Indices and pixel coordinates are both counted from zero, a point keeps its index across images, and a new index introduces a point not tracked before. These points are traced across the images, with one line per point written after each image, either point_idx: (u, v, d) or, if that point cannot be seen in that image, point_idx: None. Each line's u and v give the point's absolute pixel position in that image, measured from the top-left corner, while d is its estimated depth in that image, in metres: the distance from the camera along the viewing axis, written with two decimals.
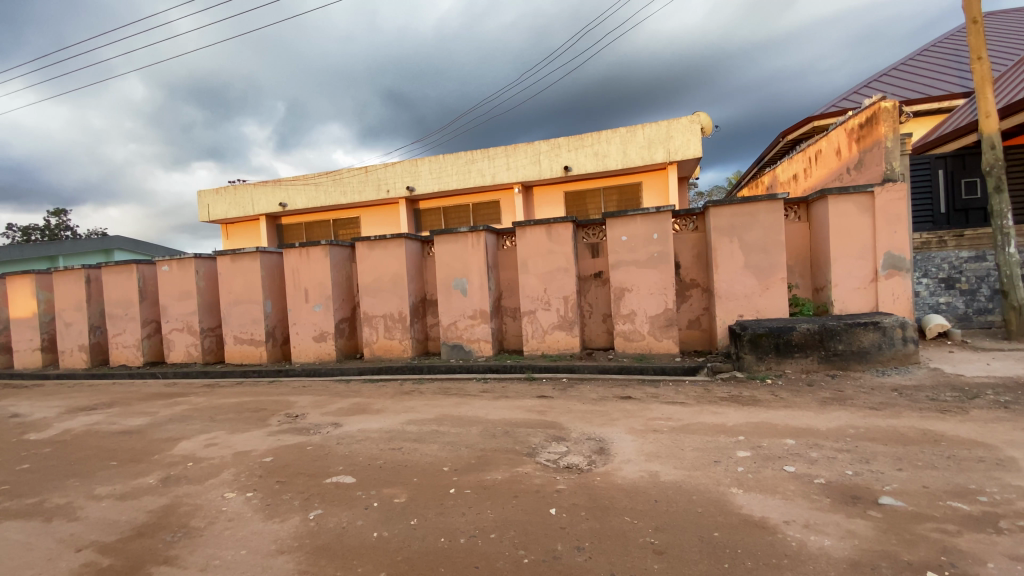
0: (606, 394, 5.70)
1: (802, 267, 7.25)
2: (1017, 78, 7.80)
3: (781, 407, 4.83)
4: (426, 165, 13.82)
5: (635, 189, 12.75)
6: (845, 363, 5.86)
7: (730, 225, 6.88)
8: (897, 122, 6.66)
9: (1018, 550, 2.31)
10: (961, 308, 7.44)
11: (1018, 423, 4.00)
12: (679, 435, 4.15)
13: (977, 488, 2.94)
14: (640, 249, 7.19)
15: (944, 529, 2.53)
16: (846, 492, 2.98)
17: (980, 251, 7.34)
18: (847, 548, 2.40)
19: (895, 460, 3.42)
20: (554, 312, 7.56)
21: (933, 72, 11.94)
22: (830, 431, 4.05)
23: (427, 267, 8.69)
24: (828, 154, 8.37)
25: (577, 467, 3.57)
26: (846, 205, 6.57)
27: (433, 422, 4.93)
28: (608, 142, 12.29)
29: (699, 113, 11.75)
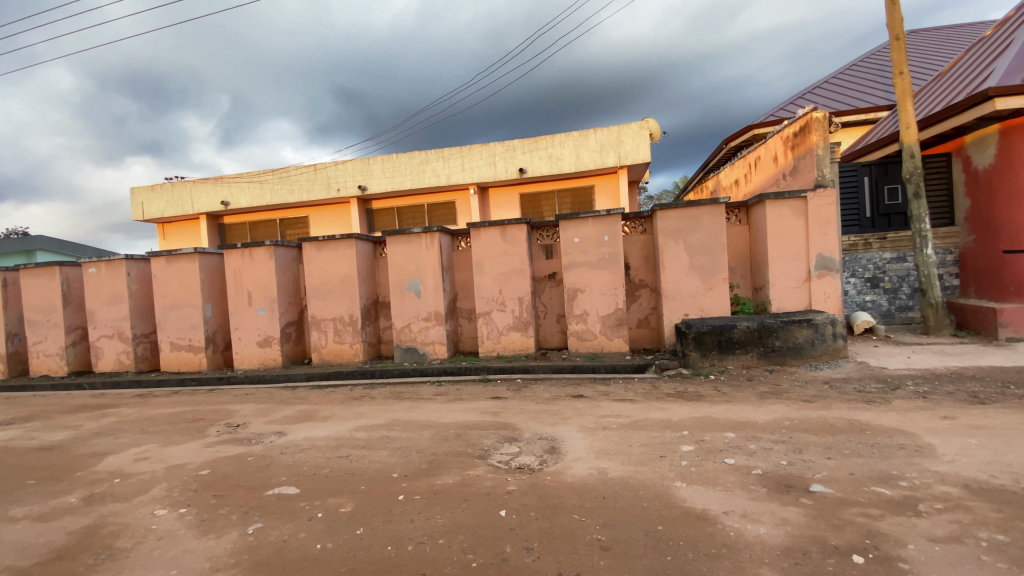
0: (559, 394, 5.75)
1: (743, 268, 7.60)
2: (934, 93, 8.47)
3: (723, 401, 5.04)
4: (378, 164, 13.50)
5: (588, 192, 12.99)
6: (782, 359, 6.19)
7: (676, 227, 7.12)
8: (828, 132, 7.08)
9: (935, 531, 2.50)
10: (885, 305, 8.01)
11: (933, 411, 4.35)
12: (627, 431, 4.24)
13: (898, 474, 3.16)
14: (592, 251, 7.31)
15: (868, 513, 2.70)
16: (781, 481, 3.13)
17: (901, 252, 7.93)
18: (781, 535, 2.52)
19: (825, 449, 3.62)
20: (508, 314, 7.56)
21: (860, 85, 12.81)
22: (767, 424, 4.26)
23: (379, 268, 8.49)
24: (767, 160, 8.81)
25: (528, 468, 3.57)
26: (782, 209, 6.94)
27: (383, 428, 4.82)
28: (562, 145, 12.45)
29: (648, 119, 12.10)
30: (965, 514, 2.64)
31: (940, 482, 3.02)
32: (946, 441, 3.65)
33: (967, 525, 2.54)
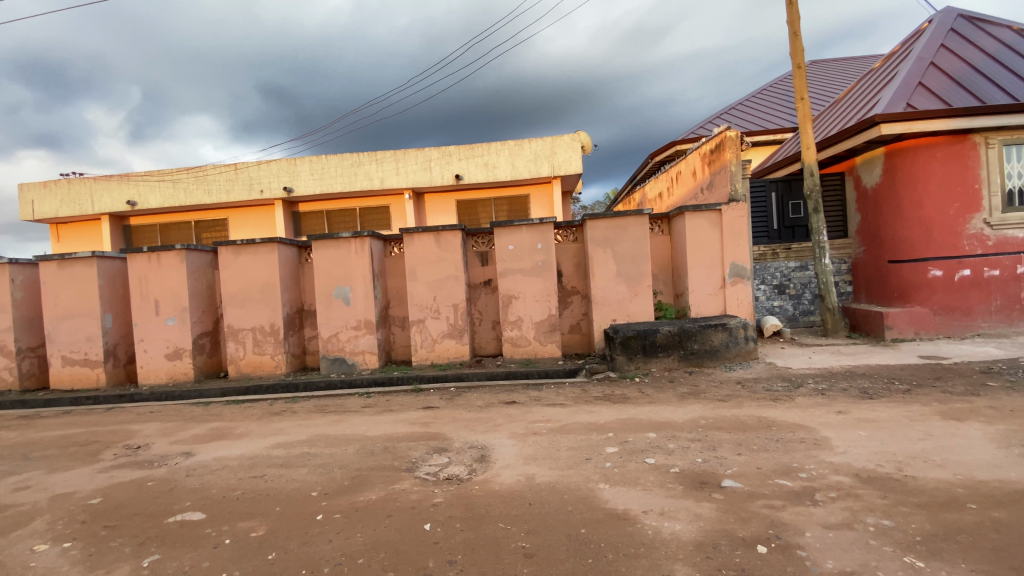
0: (491, 401, 5.73)
1: (666, 276, 8.00)
2: (832, 117, 9.38)
3: (647, 403, 5.25)
4: (306, 165, 12.90)
5: (523, 200, 13.16)
6: (700, 361, 6.55)
7: (605, 236, 7.37)
8: (740, 150, 7.65)
9: (828, 519, 2.72)
10: (790, 310, 8.73)
11: (829, 406, 4.78)
12: (556, 436, 4.30)
13: (798, 466, 3.43)
14: (525, 258, 7.39)
15: (772, 505, 2.89)
16: (696, 478, 3.30)
17: (804, 262, 8.68)
18: (695, 531, 2.64)
19: (736, 445, 3.86)
20: (442, 321, 7.46)
21: (769, 108, 13.97)
22: (686, 423, 4.48)
23: (305, 275, 8.10)
24: (687, 175, 9.36)
25: (457, 478, 3.51)
26: (700, 220, 7.39)
27: (304, 444, 4.57)
28: (497, 153, 12.54)
29: (580, 132, 12.48)
30: (855, 502, 2.90)
31: (834, 472, 3.31)
32: (839, 433, 4.02)
33: (856, 511, 2.79)
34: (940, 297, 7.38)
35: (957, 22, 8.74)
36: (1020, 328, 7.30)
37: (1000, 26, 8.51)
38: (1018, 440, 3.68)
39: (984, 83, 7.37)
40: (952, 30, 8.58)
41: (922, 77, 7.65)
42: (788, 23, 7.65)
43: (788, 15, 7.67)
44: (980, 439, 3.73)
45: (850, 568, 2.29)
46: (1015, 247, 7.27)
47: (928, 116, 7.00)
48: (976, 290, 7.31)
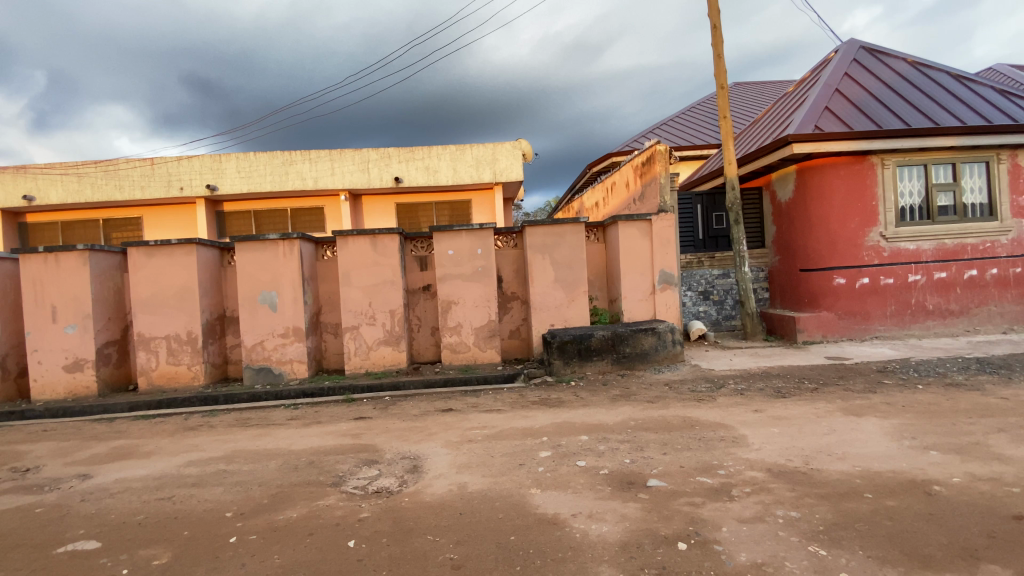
0: (427, 409, 5.61)
1: (601, 282, 8.24)
2: (753, 135, 10.06)
3: (581, 406, 5.35)
4: (233, 162, 12.16)
5: (465, 206, 13.09)
6: (631, 364, 6.78)
7: (543, 243, 7.48)
8: (669, 164, 8.04)
9: (742, 513, 2.88)
10: (714, 315, 9.25)
11: (747, 405, 5.09)
12: (491, 442, 4.28)
13: (718, 463, 3.61)
14: (465, 264, 7.34)
15: (693, 502, 3.03)
16: (624, 479, 3.39)
17: (726, 270, 9.24)
18: (620, 531, 2.71)
19: (662, 445, 4.01)
20: (378, 327, 7.25)
21: (697, 125, 14.79)
22: (617, 425, 4.61)
23: (228, 279, 7.60)
24: (621, 185, 9.71)
25: (386, 491, 3.40)
26: (632, 229, 7.69)
27: (220, 461, 4.25)
28: (439, 157, 12.41)
29: (521, 140, 12.61)
30: (767, 495, 3.09)
31: (749, 468, 3.51)
32: (755, 431, 4.28)
33: (768, 504, 2.97)
34: (843, 303, 8.09)
35: (859, 53, 9.66)
36: (910, 330, 8.13)
37: (894, 59, 9.49)
38: (906, 432, 4.08)
39: (880, 110, 8.19)
40: (854, 60, 9.47)
41: (829, 102, 8.38)
42: (712, 45, 8.14)
43: (713, 38, 8.17)
44: (876, 433, 4.10)
45: (761, 559, 2.43)
46: (906, 257, 8.10)
47: (832, 138, 7.68)
48: (874, 296, 8.08)
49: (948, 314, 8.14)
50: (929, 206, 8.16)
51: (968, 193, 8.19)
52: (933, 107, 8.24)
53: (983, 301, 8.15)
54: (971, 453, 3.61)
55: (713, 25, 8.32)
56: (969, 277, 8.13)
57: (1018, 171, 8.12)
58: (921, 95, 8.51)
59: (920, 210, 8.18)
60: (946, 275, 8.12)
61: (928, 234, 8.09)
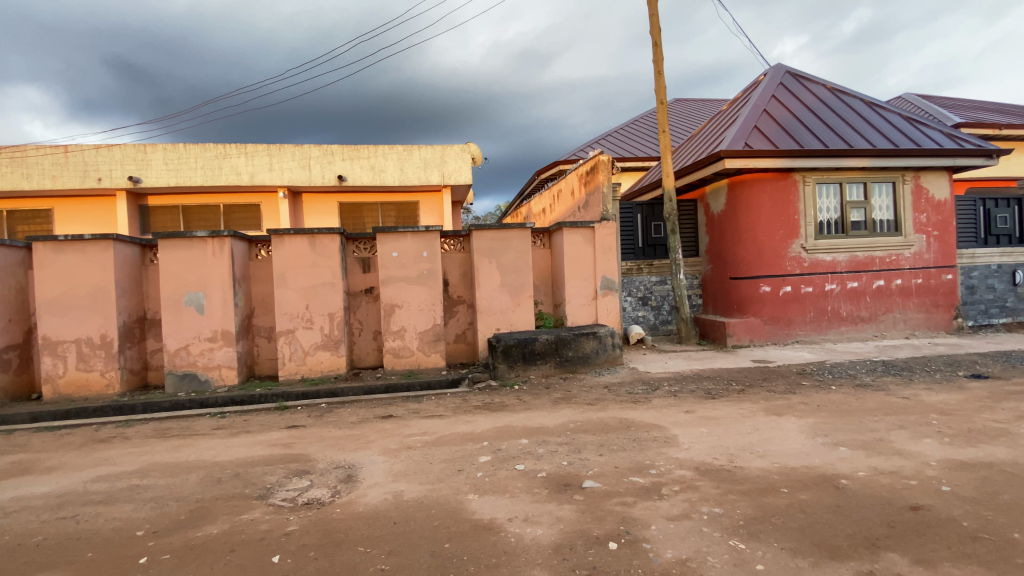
0: (366, 416, 5.45)
1: (546, 287, 8.35)
2: (691, 148, 10.57)
3: (523, 410, 5.38)
4: (159, 153, 11.35)
5: (412, 207, 12.88)
6: (573, 368, 6.92)
7: (490, 247, 7.50)
8: (611, 173, 8.33)
9: (670, 511, 3.00)
10: (652, 320, 9.63)
11: (679, 407, 5.32)
12: (430, 448, 4.22)
13: (650, 463, 3.74)
14: (409, 266, 7.22)
15: (625, 502, 3.12)
16: (560, 481, 3.45)
17: (663, 277, 9.64)
18: (554, 533, 2.75)
19: (598, 446, 4.12)
20: (316, 331, 6.98)
21: (640, 137, 15.37)
22: (557, 427, 4.68)
23: (150, 278, 7.07)
24: (566, 193, 9.93)
25: (317, 502, 3.26)
26: (576, 236, 7.87)
27: (135, 475, 3.94)
28: (385, 157, 12.16)
29: (470, 143, 12.58)
30: (693, 493, 3.23)
31: (679, 467, 3.66)
32: (685, 431, 4.47)
33: (694, 501, 3.11)
34: (768, 309, 8.64)
35: (784, 78, 10.38)
36: (827, 335, 8.79)
37: (816, 85, 10.28)
38: (820, 430, 4.41)
39: (802, 131, 8.84)
40: (780, 84, 10.18)
41: (758, 121, 8.96)
42: (653, 61, 8.50)
43: (653, 55, 8.54)
44: (793, 431, 4.41)
45: (685, 555, 2.54)
46: (823, 268, 8.77)
47: (759, 155, 8.21)
48: (795, 304, 8.69)
49: (859, 320, 8.87)
50: (843, 221, 8.87)
51: (877, 210, 8.97)
52: (848, 130, 8.99)
53: (888, 309, 8.95)
54: (875, 448, 3.95)
55: (654, 42, 8.69)
56: (877, 287, 8.91)
57: (919, 192, 8.99)
58: (838, 119, 9.26)
59: (835, 225, 8.88)
60: (857, 285, 8.86)
61: (843, 247, 8.80)
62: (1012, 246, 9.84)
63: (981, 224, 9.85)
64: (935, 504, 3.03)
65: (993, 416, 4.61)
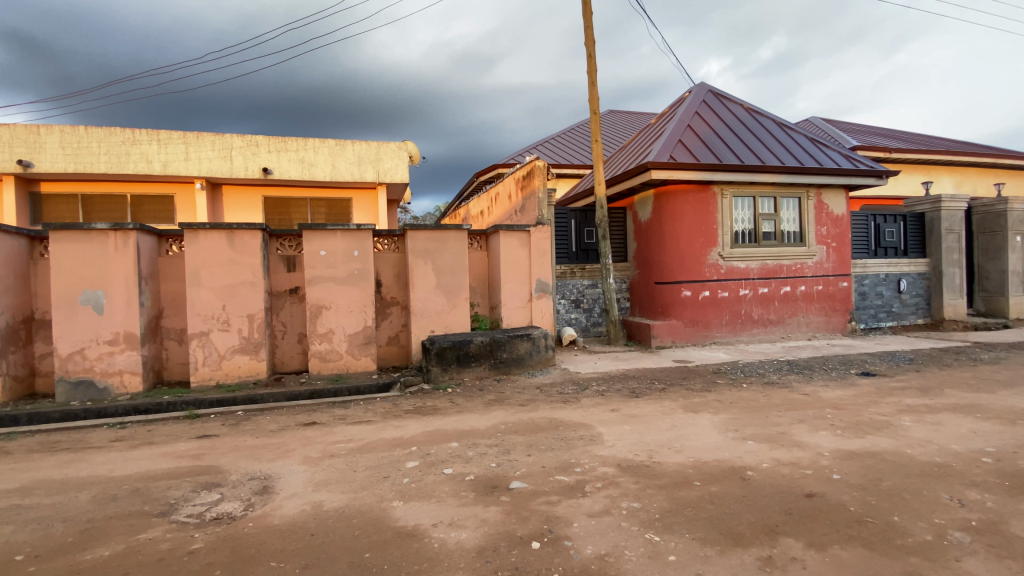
0: (287, 423, 5.18)
1: (482, 289, 8.35)
2: (622, 157, 11.00)
3: (455, 413, 5.34)
4: (55, 135, 10.22)
5: (344, 204, 12.43)
6: (507, 369, 6.98)
7: (425, 248, 7.39)
8: (547, 179, 8.52)
9: (592, 507, 3.10)
10: (584, 322, 9.92)
11: (606, 405, 5.51)
12: (355, 455, 4.08)
13: (576, 462, 3.84)
14: (339, 266, 6.96)
15: (549, 501, 3.18)
16: (487, 483, 3.45)
17: (595, 280, 9.96)
18: (478, 536, 2.75)
19: (527, 447, 4.17)
20: (234, 334, 6.56)
21: (576, 145, 15.81)
22: (487, 429, 4.69)
23: (39, 274, 6.32)
24: (504, 196, 10.02)
25: (228, 517, 3.06)
26: (511, 239, 7.95)
27: (12, 495, 3.50)
28: (316, 151, 11.66)
29: (407, 141, 12.34)
30: (615, 489, 3.36)
31: (602, 464, 3.80)
32: (610, 429, 4.64)
33: (615, 497, 3.23)
34: (689, 313, 9.18)
35: (707, 96, 11.08)
36: (741, 337, 9.46)
37: (734, 104, 11.05)
38: (731, 425, 4.73)
39: (721, 147, 9.47)
40: (703, 102, 10.85)
41: (682, 136, 9.49)
42: (588, 72, 8.77)
43: (588, 65, 8.82)
44: (708, 427, 4.70)
45: (604, 550, 2.63)
46: (738, 274, 9.43)
47: (683, 168, 8.70)
48: (713, 307, 9.29)
49: (769, 323, 9.63)
50: (755, 232, 9.59)
51: (785, 222, 9.78)
52: (761, 148, 9.73)
53: (794, 312, 9.78)
54: (778, 441, 4.29)
55: (589, 54, 8.98)
56: (784, 292, 9.71)
57: (820, 207, 9.90)
58: (753, 137, 10.00)
59: (749, 235, 9.58)
60: (767, 290, 9.60)
61: (755, 255, 9.52)
62: (897, 257, 11.06)
63: (872, 237, 10.99)
64: (827, 491, 3.34)
65: (878, 409, 5.17)
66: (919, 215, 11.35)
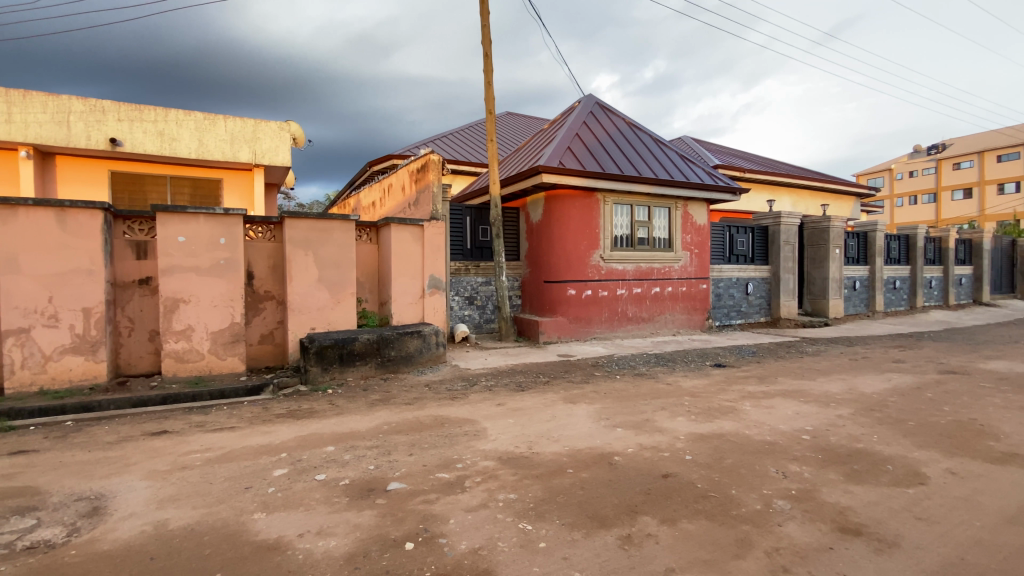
0: (131, 433, 4.53)
1: (370, 284, 8.03)
2: (517, 159, 11.28)
3: (335, 415, 5.07)
4: None
5: (213, 186, 11.17)
6: (394, 368, 6.79)
7: (306, 238, 6.91)
8: (441, 174, 8.46)
9: (469, 502, 3.14)
10: (477, 318, 10.02)
11: (492, 400, 5.62)
12: (213, 466, 3.69)
13: (458, 458, 3.85)
14: (202, 255, 6.24)
15: (428, 499, 3.15)
16: (364, 486, 3.33)
17: (488, 278, 10.09)
18: (348, 543, 2.64)
19: (409, 446, 4.10)
20: (63, 331, 5.57)
21: (472, 143, 15.88)
22: (368, 430, 4.52)
23: None
24: (396, 188, 9.74)
25: (44, 545, 2.59)
26: (403, 233, 7.74)
27: None
28: (179, 124, 10.33)
29: (290, 122, 11.43)
30: (494, 482, 3.44)
31: (483, 458, 3.86)
32: (494, 423, 4.73)
33: (493, 490, 3.30)
34: (573, 310, 9.69)
35: (595, 108, 11.77)
36: (618, 332, 10.20)
37: (617, 117, 11.87)
38: (604, 414, 5.08)
39: (605, 156, 10.12)
40: (591, 112, 11.51)
41: (571, 143, 9.99)
42: (483, 72, 8.85)
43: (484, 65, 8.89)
44: (584, 417, 5.00)
45: (477, 544, 2.67)
46: (616, 275, 10.15)
47: (571, 173, 9.15)
48: (594, 305, 9.91)
49: (642, 320, 10.50)
50: (632, 236, 10.39)
51: (658, 229, 10.74)
52: (640, 160, 10.57)
53: (662, 310, 10.78)
54: (643, 428, 4.69)
55: (485, 53, 9.05)
56: (655, 292, 10.66)
57: (686, 217, 11.01)
58: (633, 149, 10.82)
59: (627, 239, 10.35)
60: (641, 290, 10.47)
61: (633, 258, 10.33)
62: (747, 264, 12.70)
63: (728, 245, 12.49)
64: (680, 470, 3.73)
65: (726, 396, 5.90)
66: (764, 228, 13.15)
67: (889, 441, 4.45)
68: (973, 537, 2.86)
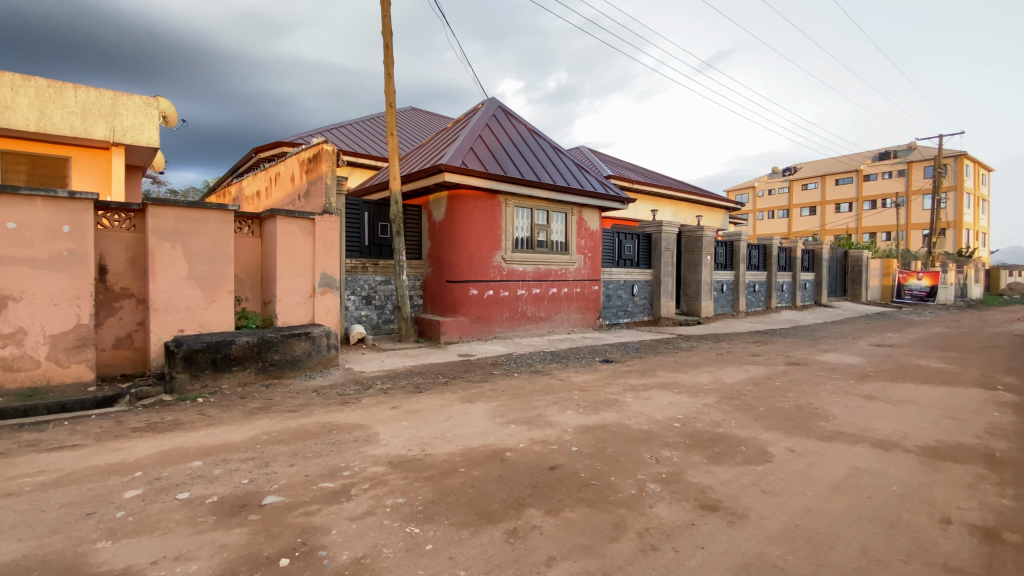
0: None
1: (252, 282, 7.40)
2: (418, 156, 11.10)
3: (205, 426, 4.60)
4: None
5: (58, 164, 9.59)
6: (278, 373, 6.33)
7: (173, 230, 6.20)
8: (334, 166, 8.07)
9: (355, 510, 3.03)
10: (374, 319, 9.69)
11: (387, 403, 5.47)
12: (47, 492, 3.17)
13: (345, 465, 3.71)
14: (38, 244, 5.33)
15: (308, 511, 2.99)
16: (235, 503, 3.07)
17: (387, 277, 9.81)
18: (214, 565, 2.42)
19: (291, 456, 3.85)
20: None
21: (371, 137, 15.32)
22: (244, 442, 4.17)
23: None
24: (284, 178, 9.09)
25: None
26: (290, 227, 7.25)
27: None
28: (13, 90, 8.67)
29: (158, 98, 10.20)
30: (382, 487, 3.36)
31: (372, 464, 3.75)
32: (387, 427, 4.61)
33: (380, 496, 3.22)
34: (475, 309, 9.76)
35: (497, 111, 11.95)
36: (518, 331, 10.46)
37: (519, 122, 12.17)
38: (499, 412, 5.19)
39: (506, 160, 10.33)
40: (493, 116, 11.67)
41: (473, 144, 10.06)
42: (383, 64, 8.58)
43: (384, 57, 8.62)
44: (479, 415, 5.06)
45: (360, 553, 2.58)
46: (516, 276, 10.40)
47: (473, 174, 9.22)
48: (495, 305, 10.06)
49: (540, 319, 10.88)
50: (532, 239, 10.71)
51: (556, 233, 11.19)
52: (539, 165, 10.95)
53: (558, 310, 11.24)
54: (534, 422, 4.87)
55: (384, 44, 8.77)
56: (552, 293, 11.09)
57: (581, 222, 11.59)
58: (533, 155, 11.17)
59: (527, 242, 10.64)
60: (539, 290, 10.83)
61: (532, 260, 10.66)
62: (633, 267, 13.70)
63: (618, 250, 13.39)
64: (567, 462, 3.93)
65: (611, 389, 6.32)
66: (648, 235, 14.29)
67: (744, 425, 5.07)
68: (805, 506, 3.36)
